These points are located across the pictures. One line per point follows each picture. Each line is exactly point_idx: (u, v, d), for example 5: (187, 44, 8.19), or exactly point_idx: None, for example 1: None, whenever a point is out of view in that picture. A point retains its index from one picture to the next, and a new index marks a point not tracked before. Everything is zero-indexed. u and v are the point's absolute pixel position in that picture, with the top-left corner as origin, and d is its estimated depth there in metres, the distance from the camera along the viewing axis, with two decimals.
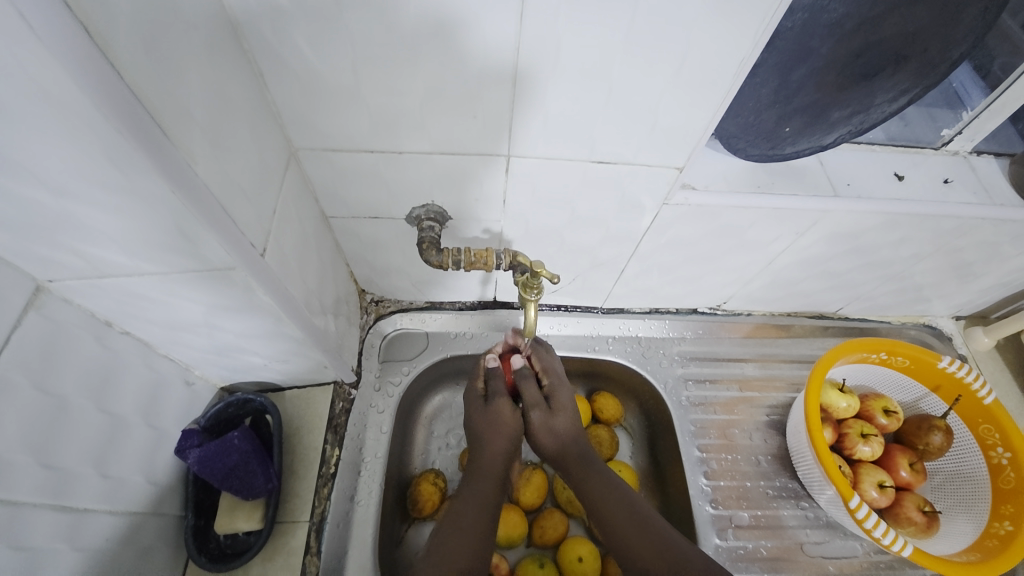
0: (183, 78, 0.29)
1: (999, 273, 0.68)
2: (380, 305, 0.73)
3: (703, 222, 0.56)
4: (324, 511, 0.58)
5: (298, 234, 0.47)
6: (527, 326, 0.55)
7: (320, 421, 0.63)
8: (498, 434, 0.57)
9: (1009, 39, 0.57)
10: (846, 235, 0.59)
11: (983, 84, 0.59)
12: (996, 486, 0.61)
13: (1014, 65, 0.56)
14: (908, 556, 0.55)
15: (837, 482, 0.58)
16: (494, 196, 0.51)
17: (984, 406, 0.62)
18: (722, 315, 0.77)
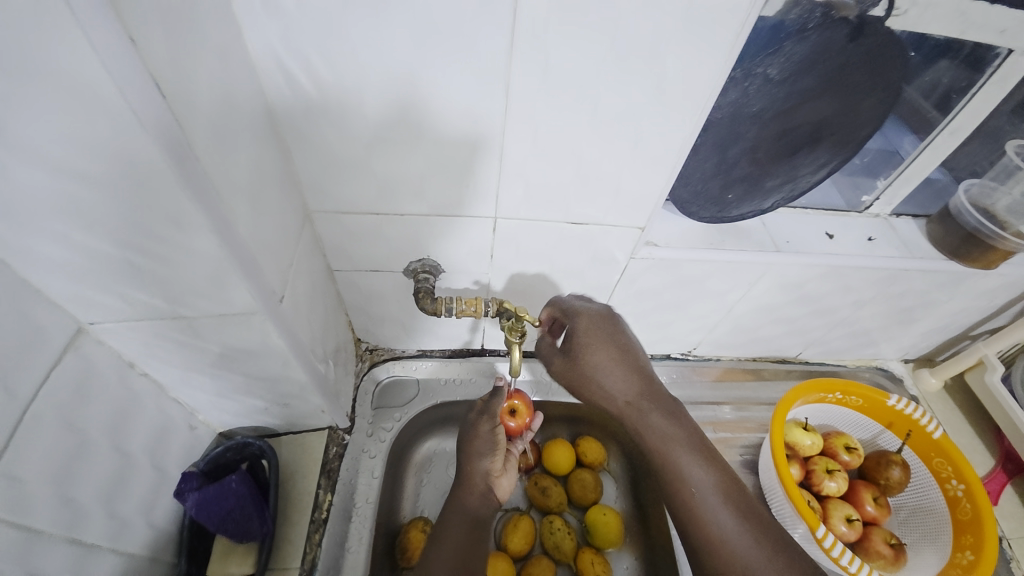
0: (235, 154, 0.37)
1: (933, 319, 0.77)
2: (374, 353, 0.78)
3: (667, 274, 0.64)
4: (314, 557, 0.59)
5: (308, 285, 0.53)
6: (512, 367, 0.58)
7: (315, 466, 0.65)
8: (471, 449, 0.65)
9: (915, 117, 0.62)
10: (792, 286, 0.67)
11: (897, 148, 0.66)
12: (956, 518, 0.64)
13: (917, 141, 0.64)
14: None
15: (805, 514, 0.61)
16: (482, 251, 0.58)
17: (934, 441, 0.67)
18: (693, 361, 0.83)
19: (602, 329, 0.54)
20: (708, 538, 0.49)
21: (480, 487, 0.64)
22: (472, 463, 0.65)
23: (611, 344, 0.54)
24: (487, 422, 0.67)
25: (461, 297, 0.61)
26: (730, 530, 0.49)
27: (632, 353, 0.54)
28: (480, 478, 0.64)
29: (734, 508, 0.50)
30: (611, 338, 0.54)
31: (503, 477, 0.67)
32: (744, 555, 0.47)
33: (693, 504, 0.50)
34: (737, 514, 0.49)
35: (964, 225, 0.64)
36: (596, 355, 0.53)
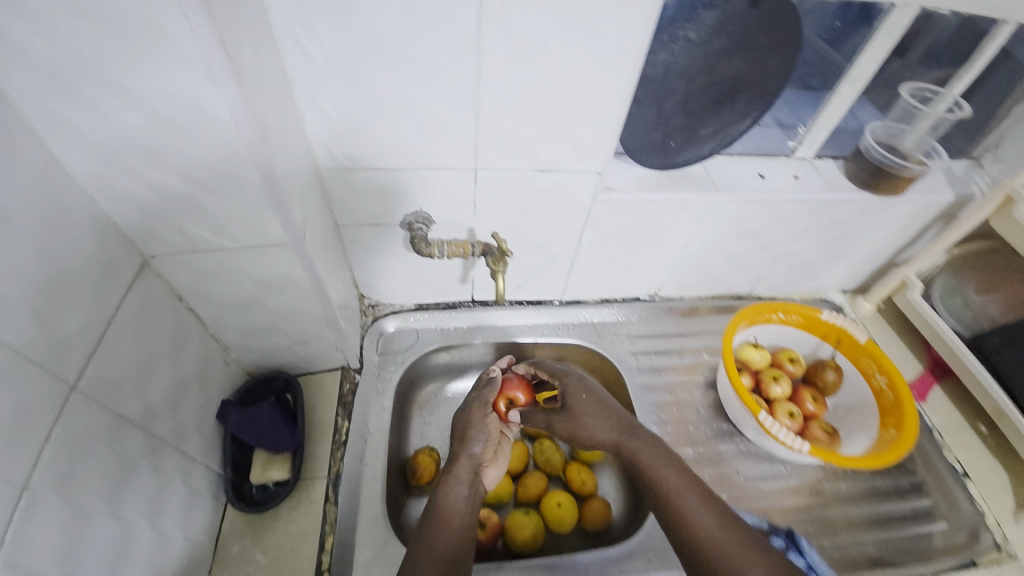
0: (267, 109, 0.47)
1: (862, 248, 0.89)
2: (376, 309, 0.88)
3: (626, 215, 0.75)
4: (338, 469, 0.68)
5: (321, 233, 0.63)
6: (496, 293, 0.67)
7: (331, 397, 0.76)
8: (461, 437, 0.69)
9: (826, 65, 0.73)
10: (733, 221, 0.79)
11: (813, 98, 0.78)
12: (882, 406, 0.75)
13: (830, 90, 0.76)
14: (810, 453, 0.70)
15: (751, 405, 0.73)
16: (467, 200, 0.69)
17: (861, 345, 0.79)
18: (659, 302, 0.96)
19: (581, 385, 0.69)
20: (692, 535, 0.52)
21: (468, 468, 0.63)
22: (462, 448, 0.66)
23: (589, 395, 0.67)
24: (479, 413, 0.71)
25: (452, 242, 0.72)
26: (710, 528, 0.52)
27: (607, 400, 0.66)
28: (467, 464, 0.64)
29: (712, 507, 0.53)
30: (587, 391, 0.68)
31: (491, 467, 0.67)
32: (732, 550, 0.50)
33: (677, 509, 0.54)
34: (713, 514, 0.53)
35: (872, 160, 0.76)
36: (580, 399, 0.67)
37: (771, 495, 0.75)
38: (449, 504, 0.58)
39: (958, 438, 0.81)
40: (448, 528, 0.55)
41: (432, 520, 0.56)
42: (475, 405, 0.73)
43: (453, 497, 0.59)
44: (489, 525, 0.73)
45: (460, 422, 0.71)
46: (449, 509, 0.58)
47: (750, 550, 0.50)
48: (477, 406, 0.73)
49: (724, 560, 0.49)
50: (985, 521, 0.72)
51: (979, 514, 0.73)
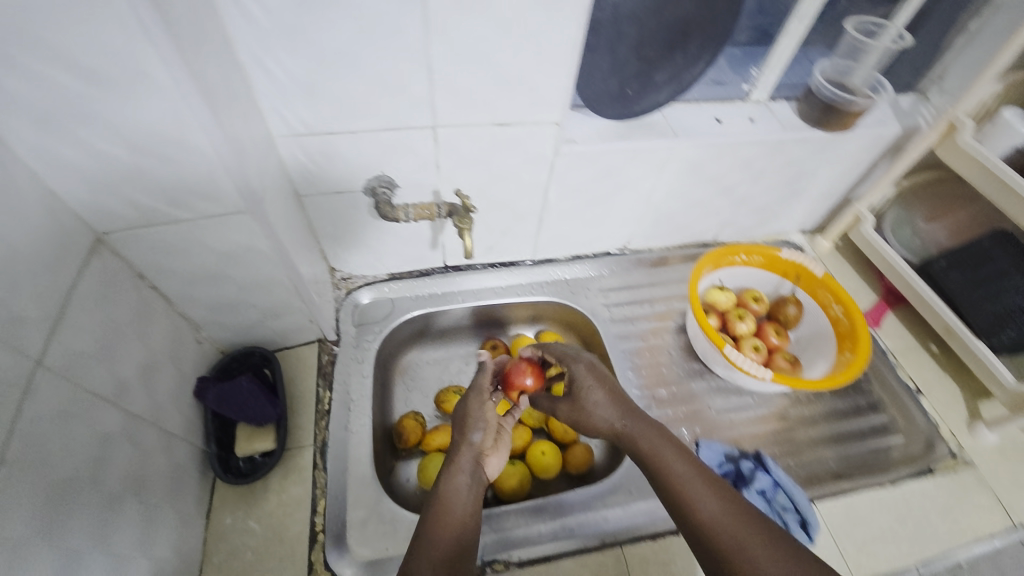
0: (209, 68, 0.45)
1: (817, 187, 0.92)
2: (349, 281, 0.86)
3: (589, 167, 0.75)
4: (324, 437, 0.69)
5: (280, 202, 0.62)
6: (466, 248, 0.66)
7: (311, 369, 0.76)
8: (461, 426, 0.66)
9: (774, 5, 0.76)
10: (693, 167, 0.81)
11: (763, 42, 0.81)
12: (839, 333, 0.80)
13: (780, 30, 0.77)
14: (773, 380, 0.74)
15: (717, 341, 0.77)
16: (429, 160, 0.68)
17: (818, 279, 0.83)
18: (630, 255, 0.98)
19: (593, 370, 0.66)
20: (697, 518, 0.51)
21: (470, 458, 0.62)
22: (463, 439, 0.65)
23: (600, 382, 0.65)
24: (478, 402, 0.69)
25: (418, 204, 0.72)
26: (716, 511, 0.51)
27: (618, 389, 0.65)
28: (468, 455, 0.62)
29: (724, 497, 0.52)
30: (600, 376, 0.66)
31: (492, 455, 0.66)
32: (742, 538, 0.48)
33: (683, 494, 0.53)
34: (719, 497, 0.52)
35: (822, 98, 0.78)
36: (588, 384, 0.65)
37: (739, 424, 0.79)
38: (452, 496, 0.57)
39: (910, 357, 0.85)
40: (445, 526, 0.53)
41: (428, 518, 0.54)
42: (473, 394, 0.71)
43: (455, 490, 0.58)
44: None
45: (460, 411, 0.69)
46: (452, 501, 0.56)
47: (757, 531, 0.48)
48: (474, 396, 0.70)
49: (730, 541, 0.48)
50: (939, 432, 0.77)
51: (933, 425, 0.78)
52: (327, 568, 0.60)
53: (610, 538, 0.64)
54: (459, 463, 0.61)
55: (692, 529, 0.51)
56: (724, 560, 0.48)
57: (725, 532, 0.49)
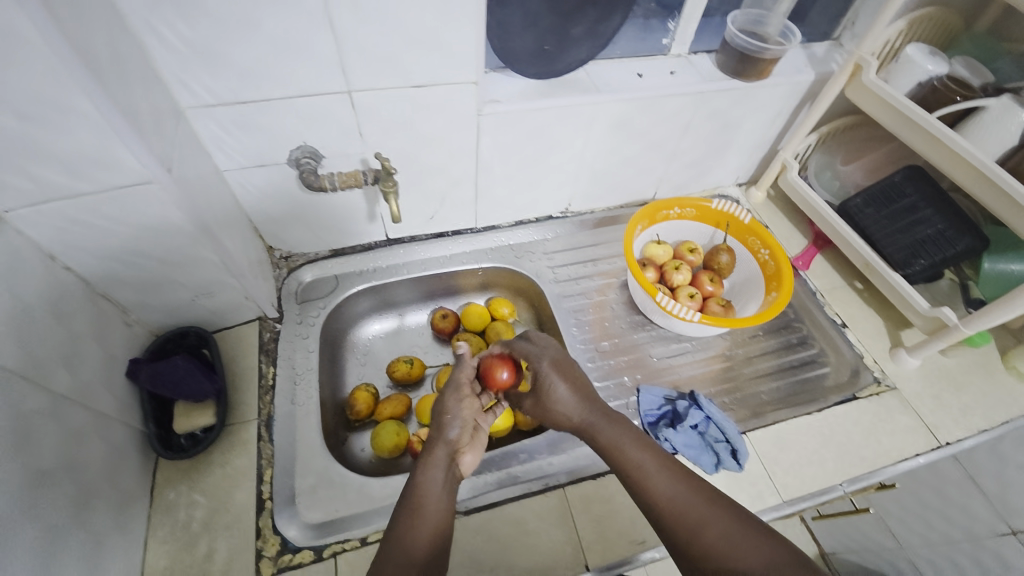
0: (90, 32, 0.44)
1: (744, 139, 0.95)
2: (290, 260, 0.86)
3: (516, 128, 0.77)
4: (269, 411, 0.70)
5: (198, 176, 0.62)
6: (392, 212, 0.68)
7: (252, 347, 0.75)
8: (442, 421, 0.60)
9: None
10: (621, 123, 0.83)
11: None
12: (766, 275, 0.84)
13: None
14: (702, 321, 0.77)
15: (648, 289, 0.79)
16: (351, 128, 0.68)
17: (746, 225, 0.86)
18: (572, 217, 1.00)
19: (557, 365, 0.63)
20: (660, 507, 0.52)
21: (446, 459, 0.57)
22: (438, 437, 0.59)
23: (567, 379, 0.62)
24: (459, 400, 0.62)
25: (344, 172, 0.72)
26: (680, 502, 0.52)
27: (584, 384, 0.62)
28: (443, 452, 0.57)
29: (682, 480, 0.54)
30: (564, 373, 0.62)
31: (469, 453, 0.60)
32: (703, 519, 0.50)
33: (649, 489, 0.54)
34: (683, 486, 0.53)
35: (737, 48, 0.80)
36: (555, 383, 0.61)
37: (677, 368, 0.84)
38: (428, 498, 0.52)
39: (837, 295, 0.90)
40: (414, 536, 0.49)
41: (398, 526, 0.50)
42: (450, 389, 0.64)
43: (428, 493, 0.53)
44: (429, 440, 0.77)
45: (438, 407, 0.61)
46: (428, 505, 0.52)
47: (717, 512, 0.51)
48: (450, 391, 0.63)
49: (690, 520, 0.50)
50: (863, 362, 0.82)
51: (857, 355, 0.83)
52: (276, 532, 0.60)
53: (551, 483, 0.66)
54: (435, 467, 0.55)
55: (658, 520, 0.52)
56: (691, 548, 0.49)
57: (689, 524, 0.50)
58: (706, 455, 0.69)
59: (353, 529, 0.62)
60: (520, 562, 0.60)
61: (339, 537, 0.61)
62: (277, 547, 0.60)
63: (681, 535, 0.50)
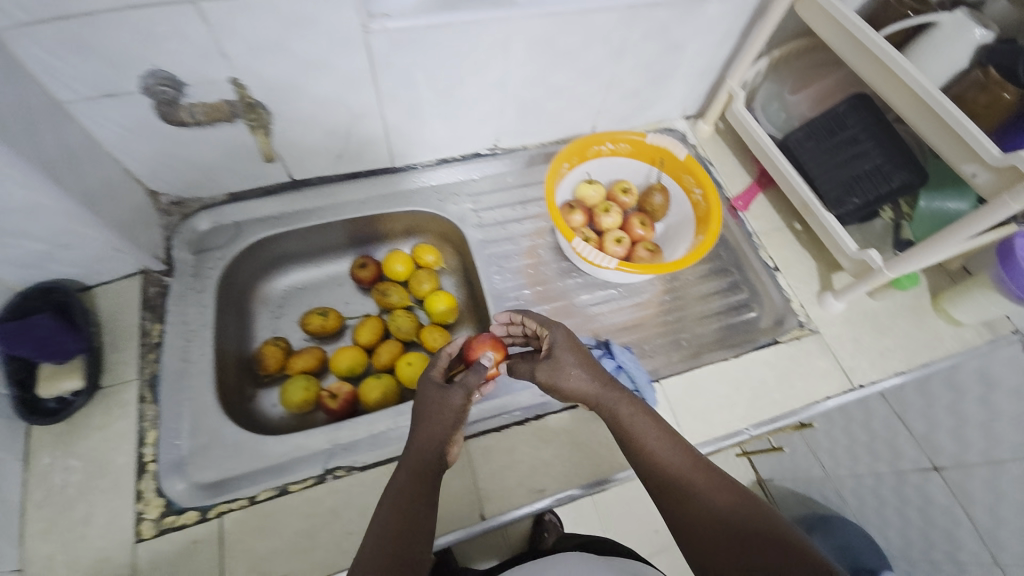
0: None
1: (687, 64, 0.86)
2: (182, 207, 0.78)
3: (416, 49, 0.67)
4: (153, 370, 0.66)
5: (21, 110, 0.53)
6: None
7: (134, 303, 0.70)
8: (438, 417, 0.56)
9: None
10: (543, 44, 0.73)
11: None
12: (698, 217, 0.79)
13: None
14: (618, 268, 0.72)
15: (564, 232, 0.73)
16: (210, 49, 0.59)
17: (681, 163, 0.80)
18: (501, 154, 0.92)
19: (569, 338, 0.60)
20: (664, 479, 0.51)
21: (436, 456, 0.55)
22: (428, 434, 0.55)
23: (578, 352, 0.59)
24: (461, 395, 0.58)
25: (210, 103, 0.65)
26: (680, 471, 0.51)
27: (592, 358, 0.60)
28: (431, 447, 0.55)
29: (683, 456, 0.52)
30: (575, 345, 0.60)
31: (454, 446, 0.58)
32: (704, 494, 0.49)
33: (650, 457, 0.53)
34: (687, 462, 0.52)
35: None
36: (567, 354, 0.59)
37: (602, 316, 0.81)
38: (412, 494, 0.52)
39: (774, 237, 0.86)
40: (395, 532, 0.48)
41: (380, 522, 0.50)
42: (432, 383, 0.59)
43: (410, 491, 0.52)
44: (341, 394, 0.75)
45: (428, 399, 0.57)
46: (414, 500, 0.51)
47: (717, 486, 0.50)
48: (431, 383, 0.59)
49: (695, 493, 0.49)
50: (790, 307, 0.79)
51: (785, 301, 0.80)
52: (159, 494, 0.59)
53: None
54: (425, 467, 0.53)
55: (662, 494, 0.51)
56: (701, 524, 0.47)
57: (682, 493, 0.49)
58: None
59: (242, 489, 0.60)
60: None
61: (226, 498, 0.59)
62: (159, 509, 0.58)
63: (688, 509, 0.49)
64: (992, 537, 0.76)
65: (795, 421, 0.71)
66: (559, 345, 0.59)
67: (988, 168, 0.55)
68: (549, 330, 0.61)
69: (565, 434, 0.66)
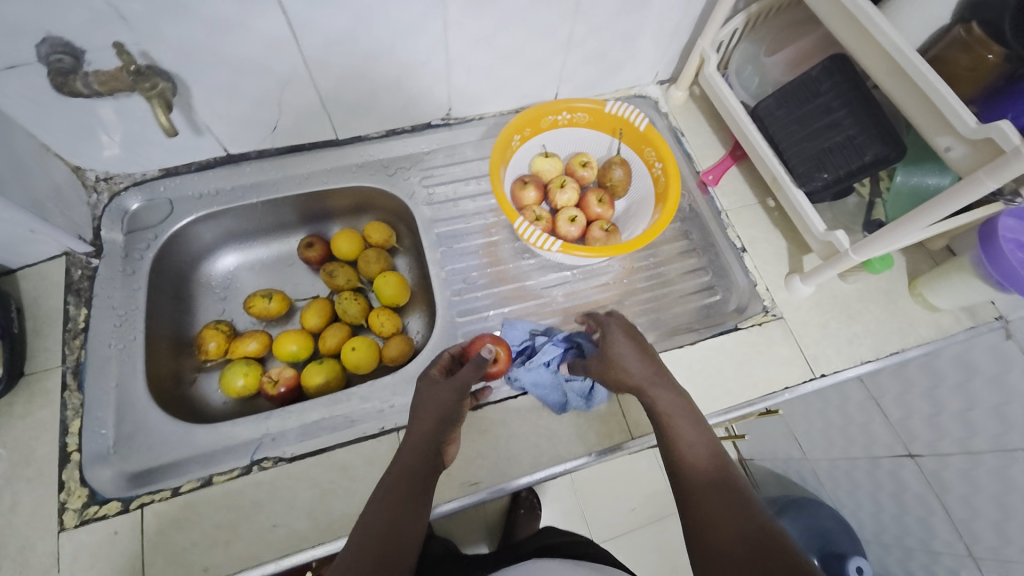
0: None
1: (653, 23, 0.78)
2: (110, 183, 0.75)
3: (338, 8, 0.61)
4: (78, 356, 0.65)
5: None
6: (164, 127, 0.60)
7: (59, 287, 0.68)
8: (433, 411, 0.55)
9: None
10: (483, 1, 0.66)
11: None
12: (657, 193, 0.73)
13: None
14: (559, 250, 0.67)
15: (505, 210, 0.68)
16: (103, 11, 0.54)
17: (641, 134, 0.74)
18: (456, 125, 0.86)
19: (627, 333, 0.60)
20: (689, 485, 0.48)
21: (434, 449, 0.54)
22: (428, 429, 0.55)
23: (634, 344, 0.59)
24: (454, 391, 0.57)
25: (105, 73, 0.59)
26: (711, 480, 0.48)
27: (648, 351, 0.59)
28: (430, 442, 0.54)
29: (712, 463, 0.50)
30: (633, 339, 0.60)
31: (453, 444, 0.57)
32: (724, 505, 0.46)
33: (682, 458, 0.50)
34: (715, 469, 0.49)
35: None
36: (623, 346, 0.58)
37: (556, 299, 0.77)
38: (404, 487, 0.51)
39: (744, 214, 0.80)
40: (381, 523, 0.48)
41: (373, 512, 0.49)
42: (430, 381, 0.59)
43: (399, 486, 0.51)
44: (282, 380, 0.73)
45: (425, 394, 0.57)
46: (404, 495, 0.50)
47: (739, 499, 0.46)
48: (429, 380, 0.59)
49: (714, 504, 0.46)
50: (755, 290, 0.75)
51: (750, 283, 0.75)
52: (84, 484, 0.58)
53: (390, 425, 0.63)
54: (422, 459, 0.53)
55: (683, 499, 0.48)
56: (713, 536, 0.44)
57: (708, 500, 0.46)
58: (554, 395, 0.65)
59: (169, 477, 0.59)
60: (341, 506, 0.58)
61: (151, 489, 0.58)
62: (83, 499, 0.57)
63: (704, 518, 0.46)
64: (967, 529, 0.73)
65: (765, 407, 0.69)
66: (615, 336, 0.59)
67: (962, 141, 0.49)
68: (606, 324, 0.62)
69: (503, 424, 0.63)
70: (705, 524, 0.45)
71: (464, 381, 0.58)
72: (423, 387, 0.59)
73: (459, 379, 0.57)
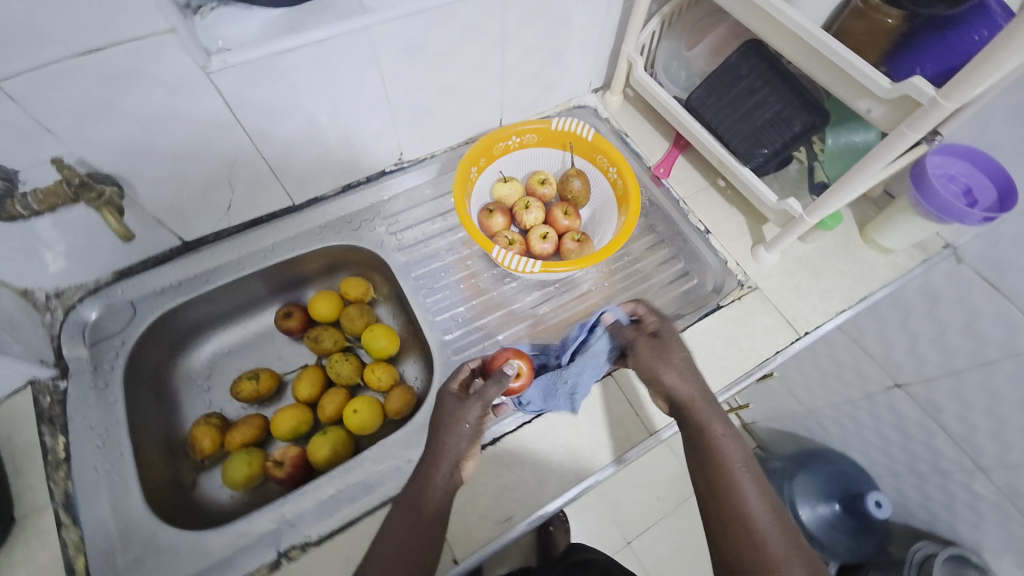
0: None
1: (578, 38, 0.82)
2: (63, 297, 0.70)
3: (272, 80, 0.61)
4: (67, 490, 0.60)
5: None
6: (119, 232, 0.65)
7: (30, 419, 0.64)
8: (448, 434, 0.55)
9: None
10: (412, 48, 0.68)
11: None
12: (617, 196, 0.76)
13: None
14: (540, 269, 0.68)
15: (480, 242, 0.68)
16: (31, 128, 0.52)
17: (591, 143, 0.77)
18: (410, 167, 0.87)
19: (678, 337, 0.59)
20: (743, 517, 0.50)
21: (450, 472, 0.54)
22: (443, 454, 0.54)
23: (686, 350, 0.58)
24: (478, 407, 0.56)
25: (41, 189, 0.57)
26: (760, 507, 0.50)
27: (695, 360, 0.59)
28: (444, 466, 0.54)
29: (760, 491, 0.51)
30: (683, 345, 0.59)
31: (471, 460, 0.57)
32: (772, 541, 0.48)
33: (734, 484, 0.51)
34: (758, 501, 0.51)
35: None
36: (678, 348, 0.58)
37: (545, 317, 0.78)
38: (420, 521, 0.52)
39: (700, 198, 0.84)
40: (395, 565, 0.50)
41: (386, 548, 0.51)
42: (449, 399, 0.57)
43: (411, 520, 0.52)
44: (288, 460, 0.70)
45: (444, 413, 0.56)
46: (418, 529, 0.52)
47: (781, 536, 0.49)
48: (449, 397, 0.58)
49: (762, 541, 0.48)
50: (727, 268, 0.79)
51: (720, 262, 0.79)
52: None
53: None
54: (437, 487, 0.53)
55: (733, 531, 0.49)
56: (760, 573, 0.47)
57: (757, 533, 0.49)
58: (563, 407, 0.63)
59: None
60: None
61: None
62: None
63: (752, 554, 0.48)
64: (969, 443, 0.79)
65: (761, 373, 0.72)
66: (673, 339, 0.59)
67: (880, 102, 0.54)
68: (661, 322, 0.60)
69: (525, 452, 0.63)
70: (756, 556, 0.48)
71: (484, 397, 0.56)
72: (442, 404, 0.57)
73: (476, 396, 0.56)
